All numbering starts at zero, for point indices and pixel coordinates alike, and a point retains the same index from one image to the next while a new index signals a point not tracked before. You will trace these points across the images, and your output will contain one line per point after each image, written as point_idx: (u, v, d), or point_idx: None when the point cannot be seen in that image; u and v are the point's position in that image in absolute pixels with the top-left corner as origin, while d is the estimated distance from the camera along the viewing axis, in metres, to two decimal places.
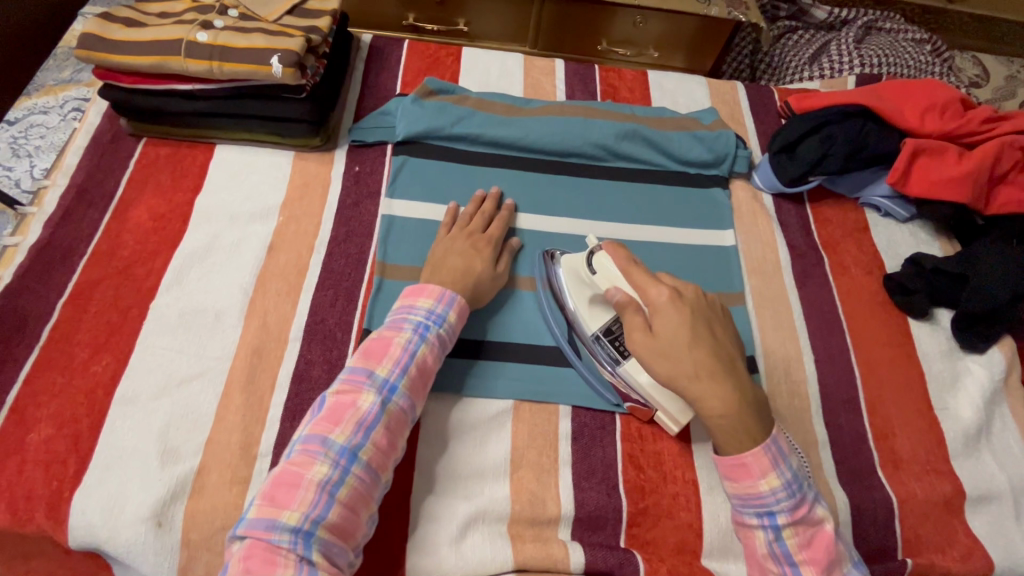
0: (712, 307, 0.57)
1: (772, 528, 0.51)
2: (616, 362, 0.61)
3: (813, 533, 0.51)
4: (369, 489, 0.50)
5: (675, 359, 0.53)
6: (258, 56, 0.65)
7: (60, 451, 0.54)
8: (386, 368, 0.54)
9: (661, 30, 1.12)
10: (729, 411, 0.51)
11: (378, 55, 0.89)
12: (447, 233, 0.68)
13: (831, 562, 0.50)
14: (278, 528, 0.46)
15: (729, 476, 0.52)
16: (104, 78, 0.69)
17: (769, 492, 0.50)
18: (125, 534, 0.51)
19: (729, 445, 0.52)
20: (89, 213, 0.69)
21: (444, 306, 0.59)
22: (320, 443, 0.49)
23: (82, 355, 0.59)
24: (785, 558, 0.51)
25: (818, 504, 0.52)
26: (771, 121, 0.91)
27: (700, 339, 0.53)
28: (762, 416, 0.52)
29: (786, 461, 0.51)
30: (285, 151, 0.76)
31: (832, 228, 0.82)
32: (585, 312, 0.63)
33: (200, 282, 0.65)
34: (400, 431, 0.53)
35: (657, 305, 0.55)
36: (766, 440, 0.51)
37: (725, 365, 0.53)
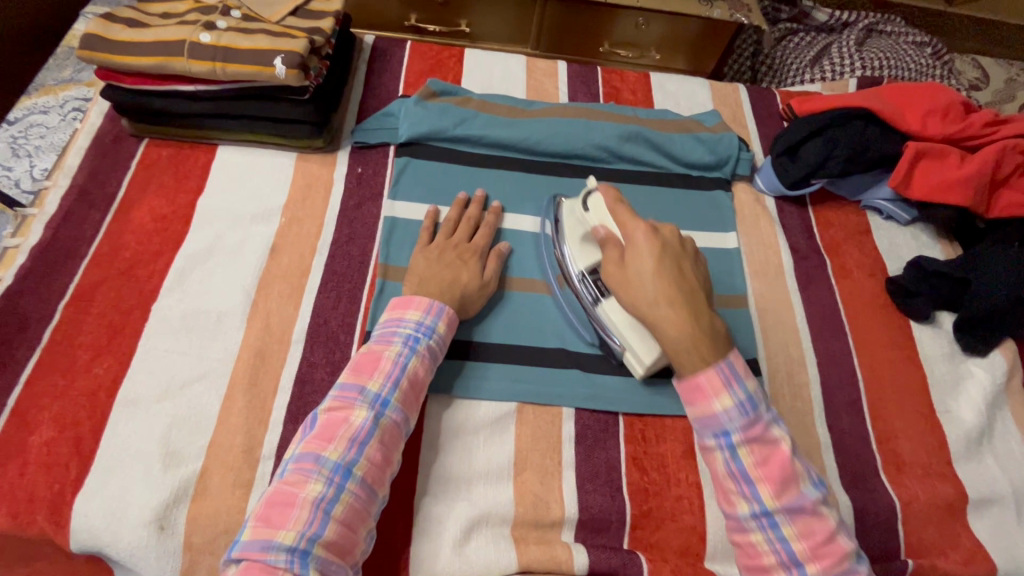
0: (685, 246, 0.59)
1: (726, 447, 0.50)
2: (596, 300, 0.63)
3: (764, 445, 0.50)
4: (364, 505, 0.49)
5: (641, 283, 0.55)
6: (261, 57, 0.65)
7: (62, 454, 0.54)
8: (377, 382, 0.54)
9: (662, 32, 1.12)
10: (682, 336, 0.53)
11: (380, 56, 0.89)
12: (430, 242, 0.67)
13: (787, 478, 0.49)
14: (273, 548, 0.45)
15: (688, 400, 0.52)
16: (106, 78, 0.68)
17: (722, 411, 0.50)
18: (127, 538, 0.51)
19: (685, 369, 0.52)
20: (91, 214, 0.68)
21: (432, 317, 0.59)
22: (314, 461, 0.49)
23: (84, 357, 0.59)
24: (744, 477, 0.50)
25: (774, 424, 0.51)
26: (773, 124, 0.91)
27: (665, 270, 0.55)
28: (716, 338, 0.53)
29: (739, 382, 0.51)
30: (288, 152, 0.76)
31: (834, 231, 0.82)
32: (576, 253, 0.65)
33: (202, 284, 0.65)
34: (394, 444, 0.53)
35: (633, 240, 0.57)
36: (721, 361, 0.51)
37: (688, 298, 0.54)
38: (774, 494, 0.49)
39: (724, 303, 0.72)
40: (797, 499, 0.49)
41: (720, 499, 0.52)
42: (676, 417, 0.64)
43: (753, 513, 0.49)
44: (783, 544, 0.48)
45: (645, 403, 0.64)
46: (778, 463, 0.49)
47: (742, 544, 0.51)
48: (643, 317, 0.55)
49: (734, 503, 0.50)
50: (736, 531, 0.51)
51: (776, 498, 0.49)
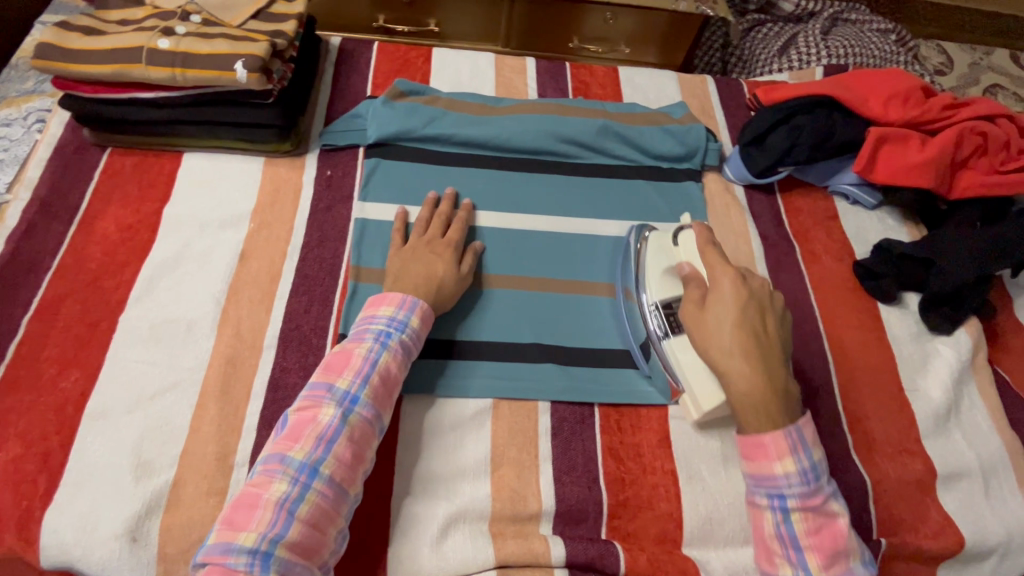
0: (773, 299, 0.58)
1: (779, 508, 0.51)
2: (663, 335, 0.62)
3: (817, 512, 0.51)
4: (332, 505, 0.49)
5: (724, 332, 0.54)
6: (222, 61, 0.64)
7: (29, 470, 0.53)
8: (346, 379, 0.54)
9: (631, 26, 1.13)
10: (751, 399, 0.52)
11: (347, 58, 0.88)
12: (403, 243, 0.67)
13: (838, 553, 0.50)
14: (235, 550, 0.45)
15: (746, 455, 0.52)
16: (64, 88, 0.67)
17: (783, 474, 0.51)
18: (99, 552, 0.50)
19: (750, 426, 0.52)
20: (54, 226, 0.67)
21: (406, 311, 0.59)
22: (279, 461, 0.49)
23: (50, 371, 0.58)
24: (793, 541, 0.50)
25: (855, 553, 0.51)
26: (741, 114, 0.92)
27: (743, 331, 0.54)
28: (787, 404, 0.53)
29: (806, 451, 0.51)
30: (255, 157, 0.75)
31: (802, 217, 0.83)
32: (657, 279, 0.65)
33: (171, 293, 0.64)
34: (365, 443, 0.53)
35: (718, 283, 0.57)
36: (789, 427, 0.51)
37: (771, 376, 0.53)
38: (822, 564, 0.50)
39: None
40: (843, 574, 0.50)
41: (759, 555, 0.52)
42: (651, 406, 0.64)
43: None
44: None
45: (621, 393, 0.64)
46: (830, 538, 0.50)
47: None
48: (715, 364, 0.55)
49: (777, 564, 0.51)
50: None
51: (822, 569, 0.50)
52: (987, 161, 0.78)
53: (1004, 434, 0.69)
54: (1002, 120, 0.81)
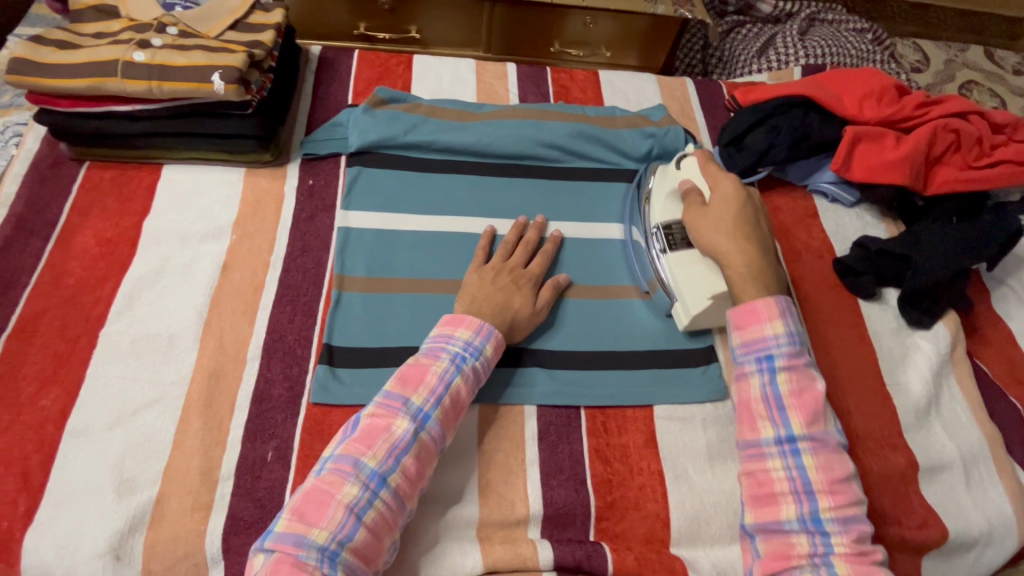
0: (763, 207, 0.69)
1: (767, 369, 0.56)
2: (662, 251, 0.70)
3: (826, 448, 0.54)
4: (393, 516, 0.49)
5: (723, 219, 0.65)
6: (199, 73, 0.64)
7: (9, 491, 0.52)
8: (421, 396, 0.54)
9: (611, 30, 1.14)
10: (742, 280, 0.62)
11: (327, 67, 0.88)
12: (485, 263, 0.68)
13: (817, 414, 0.54)
14: (306, 545, 0.46)
15: (738, 323, 0.59)
16: (38, 103, 0.66)
17: (772, 336, 0.57)
18: (82, 571, 0.50)
19: (743, 296, 0.60)
20: (31, 242, 0.66)
21: (481, 338, 0.58)
22: (352, 465, 0.49)
23: (30, 390, 0.57)
24: (777, 402, 0.55)
25: (831, 420, 0.56)
26: (720, 115, 0.93)
27: (740, 217, 0.65)
28: (778, 282, 0.62)
29: (791, 317, 0.58)
30: (236, 168, 0.75)
31: (783, 216, 0.84)
32: (659, 206, 0.73)
33: (152, 306, 0.64)
34: (429, 461, 0.53)
35: (720, 188, 0.68)
36: (777, 296, 0.59)
37: (759, 250, 0.63)
38: (831, 505, 0.51)
39: None
40: (851, 520, 0.51)
41: (744, 425, 0.57)
42: (637, 407, 0.65)
43: (801, 521, 0.51)
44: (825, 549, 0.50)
45: (605, 395, 0.65)
46: (812, 399, 0.55)
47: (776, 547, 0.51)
48: (715, 249, 0.64)
49: (760, 429, 0.55)
50: (771, 532, 0.52)
51: (805, 426, 0.54)
52: (960, 157, 0.80)
53: (984, 425, 0.70)
54: (974, 116, 0.83)
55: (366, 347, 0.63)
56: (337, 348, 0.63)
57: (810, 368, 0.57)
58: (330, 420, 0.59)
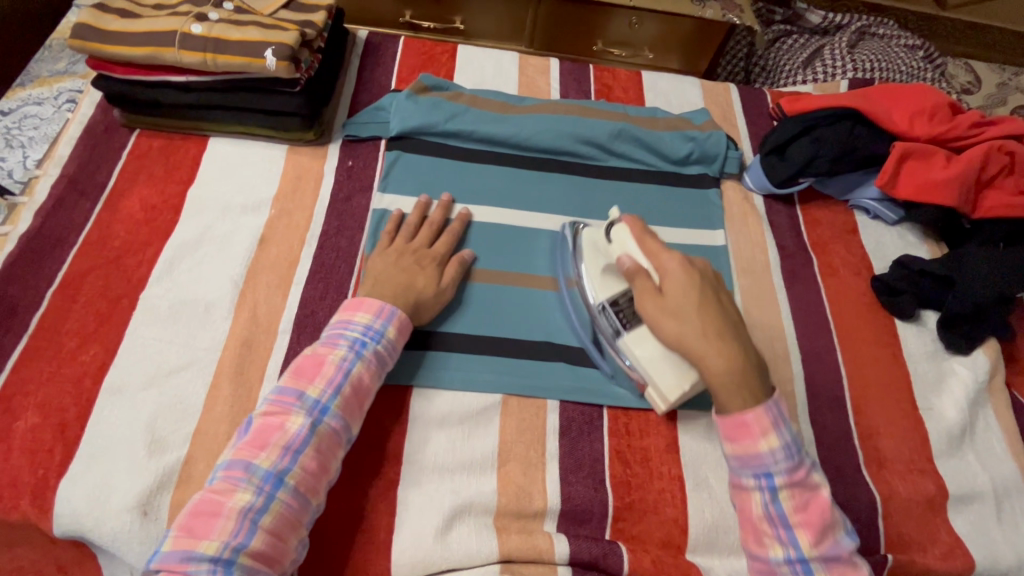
0: (715, 278, 0.61)
1: (767, 488, 0.52)
2: (617, 333, 0.62)
3: (835, 562, 0.51)
4: (297, 514, 0.50)
5: (685, 317, 0.56)
6: (253, 48, 0.65)
7: (46, 439, 0.54)
8: (318, 388, 0.54)
9: (656, 32, 1.13)
10: (726, 376, 0.54)
11: (373, 51, 0.89)
12: (389, 245, 0.67)
13: (824, 528, 0.52)
14: (194, 559, 0.45)
15: (729, 437, 0.54)
16: (98, 69, 0.68)
17: (768, 452, 0.52)
18: (110, 523, 0.51)
19: (729, 406, 0.54)
20: (81, 203, 0.68)
21: (382, 321, 0.59)
22: (243, 470, 0.49)
23: (71, 344, 0.59)
24: (781, 520, 0.52)
25: (840, 526, 0.53)
26: (763, 123, 0.91)
27: (708, 304, 0.57)
28: (762, 386, 0.55)
29: (784, 424, 0.53)
30: (278, 145, 0.76)
31: (822, 230, 0.83)
32: (598, 287, 0.65)
33: (191, 274, 0.65)
34: (333, 452, 0.53)
35: (667, 269, 0.59)
36: (769, 403, 0.53)
37: (734, 332, 0.56)
38: (813, 542, 0.51)
39: None
40: (833, 550, 0.51)
41: (750, 540, 0.54)
42: (661, 410, 0.64)
43: (787, 557, 0.51)
44: None
45: (630, 395, 0.64)
46: (818, 511, 0.52)
47: None
48: (694, 342, 0.55)
49: (767, 546, 0.52)
50: None
51: (814, 546, 0.51)
52: (1014, 181, 0.77)
53: (1018, 458, 0.68)
54: None
55: None
56: None
57: (810, 470, 0.54)
58: None
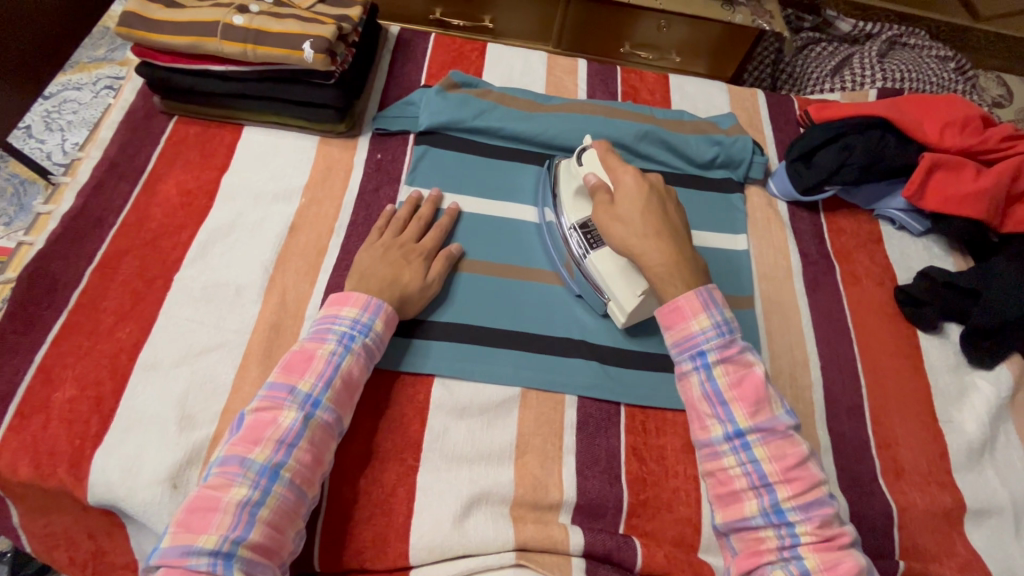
0: (669, 192, 0.65)
1: (703, 367, 0.56)
2: (584, 252, 0.67)
3: (774, 435, 0.53)
4: (293, 505, 0.51)
5: (631, 218, 0.61)
6: (291, 40, 0.67)
7: (83, 411, 0.56)
8: (309, 381, 0.55)
9: (684, 36, 1.13)
10: (663, 265, 0.59)
11: (404, 47, 0.91)
12: (377, 239, 0.68)
13: (760, 400, 0.53)
14: (194, 553, 0.46)
15: (665, 322, 0.58)
16: (142, 56, 0.71)
17: (700, 330, 0.56)
18: (142, 494, 0.53)
19: (666, 294, 0.59)
20: (120, 185, 0.71)
21: (369, 314, 0.60)
22: (238, 465, 0.50)
23: (108, 321, 0.61)
24: (717, 396, 0.54)
25: (777, 402, 0.54)
26: (790, 130, 0.91)
27: (651, 212, 0.61)
28: (695, 271, 0.60)
29: (716, 307, 0.57)
30: (310, 136, 0.78)
31: (846, 238, 0.82)
32: (568, 203, 0.70)
33: (223, 258, 0.67)
34: (325, 444, 0.54)
35: (622, 181, 0.63)
36: (699, 288, 0.58)
37: (673, 235, 0.61)
38: (748, 414, 0.53)
39: (729, 303, 0.73)
40: (768, 420, 0.53)
41: (694, 425, 0.56)
42: (678, 411, 0.65)
43: (726, 435, 0.53)
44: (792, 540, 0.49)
45: (649, 395, 0.65)
46: (751, 385, 0.54)
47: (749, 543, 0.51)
48: (636, 237, 0.60)
49: (709, 427, 0.55)
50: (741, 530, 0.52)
51: (749, 417, 0.53)
52: None
53: None
54: None
55: (419, 320, 0.66)
56: None
57: (746, 352, 0.57)
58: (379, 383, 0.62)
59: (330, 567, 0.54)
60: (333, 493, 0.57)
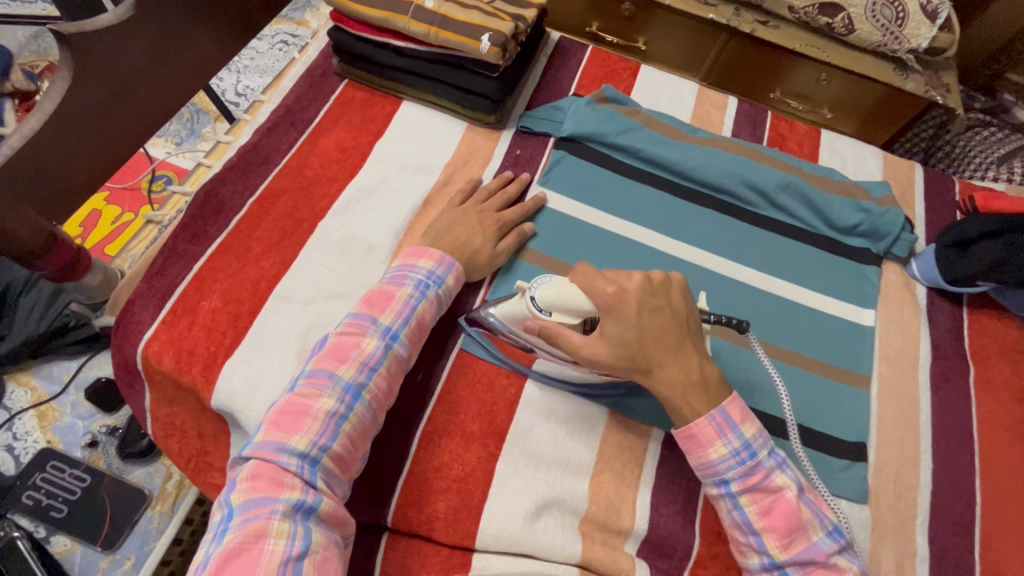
0: (661, 292, 0.55)
1: (728, 495, 0.53)
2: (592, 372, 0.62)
3: (815, 565, 0.51)
4: (368, 425, 0.54)
5: (625, 350, 0.53)
6: (472, 31, 0.71)
7: (222, 323, 0.62)
8: (389, 317, 0.58)
9: (843, 92, 1.08)
10: (676, 390, 0.54)
11: (561, 54, 0.93)
12: (461, 204, 0.72)
13: (793, 529, 0.51)
14: (286, 451, 0.48)
15: (683, 448, 0.55)
16: (337, 21, 0.78)
17: (719, 460, 0.53)
18: (256, 410, 0.58)
19: (679, 420, 0.55)
20: (290, 131, 0.77)
21: (442, 269, 0.63)
22: (327, 378, 0.53)
23: (257, 249, 0.67)
24: (749, 526, 0.52)
25: (816, 525, 0.52)
26: (945, 212, 0.84)
27: (648, 333, 0.53)
28: (712, 390, 0.54)
29: (733, 430, 0.53)
30: (460, 121, 0.82)
31: (987, 341, 0.75)
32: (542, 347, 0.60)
33: (363, 215, 0.72)
34: (397, 377, 0.57)
35: (606, 311, 0.53)
36: (714, 411, 0.53)
37: (678, 351, 0.54)
38: (781, 546, 0.51)
39: (845, 379, 0.69)
40: (807, 552, 0.51)
41: (733, 548, 0.55)
42: None
43: (763, 564, 0.52)
44: None
45: None
46: (781, 515, 0.51)
47: None
48: (639, 367, 0.54)
49: (747, 554, 0.53)
50: None
51: (783, 550, 0.51)
52: None
53: None
54: None
55: None
56: None
57: (774, 472, 0.53)
58: (476, 367, 0.64)
59: (399, 526, 0.57)
60: (418, 458, 0.59)
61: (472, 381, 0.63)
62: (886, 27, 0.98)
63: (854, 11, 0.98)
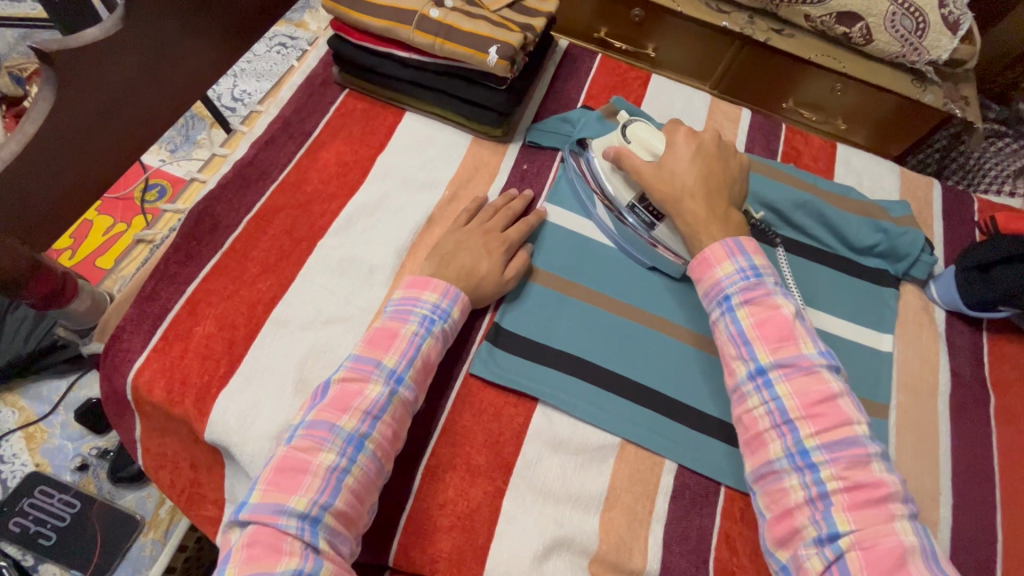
0: (724, 152, 0.67)
1: (727, 309, 0.57)
2: (650, 226, 0.68)
3: (800, 375, 0.53)
4: (373, 477, 0.51)
5: (672, 176, 0.65)
6: (479, 42, 0.68)
7: (217, 349, 0.59)
8: (393, 358, 0.55)
9: (857, 103, 1.05)
10: (700, 219, 0.62)
11: (570, 63, 0.90)
12: (466, 224, 0.69)
13: (784, 339, 0.54)
14: (285, 513, 0.46)
15: (694, 272, 0.61)
16: (337, 29, 0.74)
17: (725, 277, 0.58)
18: (252, 444, 0.55)
19: (696, 246, 0.62)
20: (288, 144, 0.74)
21: (448, 302, 0.60)
22: (327, 431, 0.50)
23: (253, 271, 0.64)
24: (743, 337, 0.56)
25: (809, 344, 0.54)
26: (964, 232, 0.82)
27: (700, 167, 0.65)
28: (731, 227, 0.62)
29: (742, 254, 0.59)
30: (466, 134, 0.79)
31: (1007, 367, 0.73)
32: (619, 186, 0.70)
33: (364, 234, 0.69)
34: (404, 421, 0.54)
35: (680, 150, 0.66)
36: (727, 238, 0.60)
37: (712, 191, 0.64)
38: (770, 351, 0.54)
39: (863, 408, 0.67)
40: (793, 358, 0.53)
41: (724, 372, 0.57)
42: None
43: (750, 372, 0.54)
44: (818, 488, 0.48)
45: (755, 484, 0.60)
46: (774, 325, 0.55)
47: (773, 491, 0.51)
48: (675, 197, 0.64)
49: (735, 369, 0.55)
50: (767, 476, 0.51)
51: (771, 355, 0.54)
52: None
53: None
54: None
55: (533, 341, 0.64)
56: (504, 331, 0.65)
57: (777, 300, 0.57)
58: (481, 397, 0.62)
59: (401, 566, 0.54)
60: (421, 493, 0.56)
61: (477, 411, 0.61)
62: (905, 38, 0.95)
63: (873, 22, 0.95)
